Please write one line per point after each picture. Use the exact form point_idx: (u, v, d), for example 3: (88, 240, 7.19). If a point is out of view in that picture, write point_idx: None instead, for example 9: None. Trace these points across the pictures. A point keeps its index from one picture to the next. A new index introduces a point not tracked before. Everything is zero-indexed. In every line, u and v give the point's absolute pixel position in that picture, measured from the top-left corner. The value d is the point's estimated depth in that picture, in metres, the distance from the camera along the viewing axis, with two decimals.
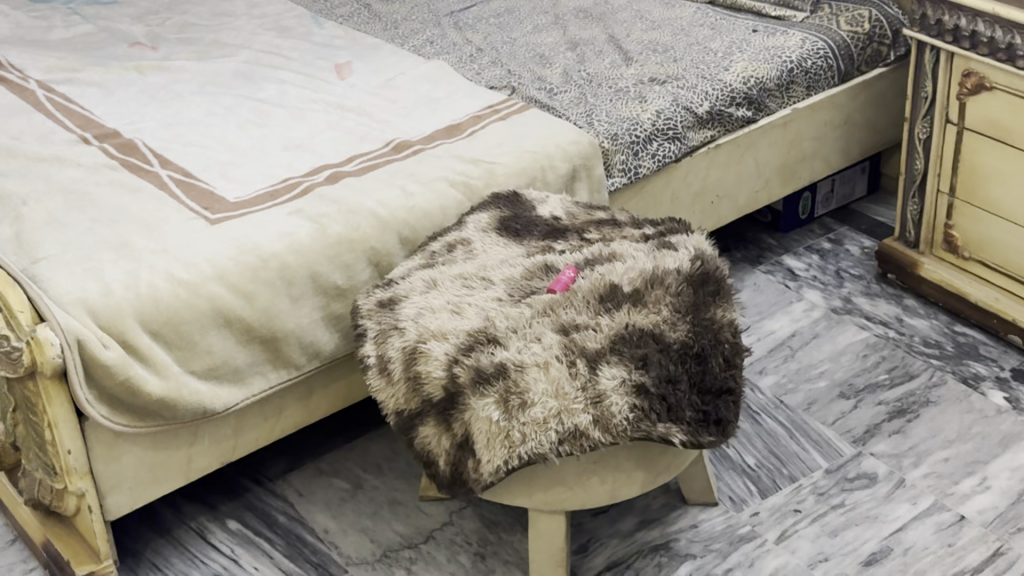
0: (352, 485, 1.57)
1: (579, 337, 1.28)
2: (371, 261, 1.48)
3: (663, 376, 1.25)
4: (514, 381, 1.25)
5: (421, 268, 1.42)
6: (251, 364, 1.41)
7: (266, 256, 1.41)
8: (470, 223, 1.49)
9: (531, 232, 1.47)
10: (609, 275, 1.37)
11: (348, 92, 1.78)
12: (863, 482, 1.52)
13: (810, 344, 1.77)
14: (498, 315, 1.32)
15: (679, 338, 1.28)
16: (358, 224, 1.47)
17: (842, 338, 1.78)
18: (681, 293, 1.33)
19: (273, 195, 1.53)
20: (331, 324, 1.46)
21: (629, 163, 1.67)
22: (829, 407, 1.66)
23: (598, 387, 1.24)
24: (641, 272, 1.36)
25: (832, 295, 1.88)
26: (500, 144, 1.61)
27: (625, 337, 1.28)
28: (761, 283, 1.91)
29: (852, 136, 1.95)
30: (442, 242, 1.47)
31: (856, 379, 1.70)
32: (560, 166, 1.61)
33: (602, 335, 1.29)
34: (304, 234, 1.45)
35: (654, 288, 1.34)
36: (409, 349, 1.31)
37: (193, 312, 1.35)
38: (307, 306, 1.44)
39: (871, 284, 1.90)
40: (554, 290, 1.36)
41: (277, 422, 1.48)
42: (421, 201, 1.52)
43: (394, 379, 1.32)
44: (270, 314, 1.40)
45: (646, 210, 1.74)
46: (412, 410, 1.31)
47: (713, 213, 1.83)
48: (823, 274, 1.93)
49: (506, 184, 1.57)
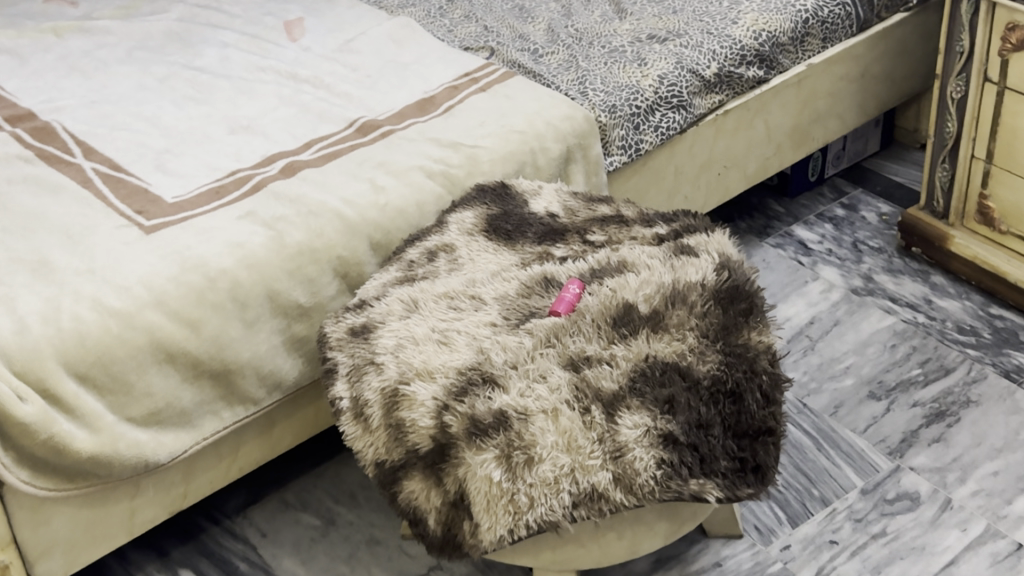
0: (323, 520, 1.37)
1: (592, 375, 1.08)
2: (338, 272, 1.26)
3: (693, 421, 1.06)
4: (518, 434, 1.05)
5: (398, 284, 1.21)
6: (201, 403, 1.19)
7: (213, 273, 1.20)
8: (452, 225, 1.28)
9: (526, 233, 1.26)
10: (621, 292, 1.16)
11: (302, 57, 1.55)
12: (905, 505, 1.34)
13: (832, 334, 1.58)
14: (493, 347, 1.12)
15: (709, 373, 1.09)
16: (320, 228, 1.26)
17: (866, 326, 1.59)
18: (707, 314, 1.13)
19: (219, 192, 1.31)
20: (293, 348, 1.24)
21: (629, 138, 1.45)
22: (859, 411, 1.47)
23: (617, 439, 1.04)
24: (659, 288, 1.16)
25: (851, 272, 1.68)
26: (482, 123, 1.39)
27: (645, 373, 1.08)
28: (772, 259, 1.71)
29: (870, 90, 1.74)
30: (421, 249, 1.26)
31: (886, 376, 1.52)
32: (552, 148, 1.38)
33: (618, 373, 1.09)
34: (257, 244, 1.23)
35: (676, 308, 1.14)
36: (388, 392, 1.11)
37: (127, 348, 1.13)
38: (265, 330, 1.22)
39: (894, 257, 1.71)
40: (557, 312, 1.15)
41: (233, 462, 1.27)
42: (394, 197, 1.30)
43: (372, 426, 1.11)
44: (220, 343, 1.19)
45: (647, 191, 1.53)
46: (395, 462, 1.11)
47: (720, 185, 1.62)
48: (839, 247, 1.73)
49: (491, 172, 1.35)
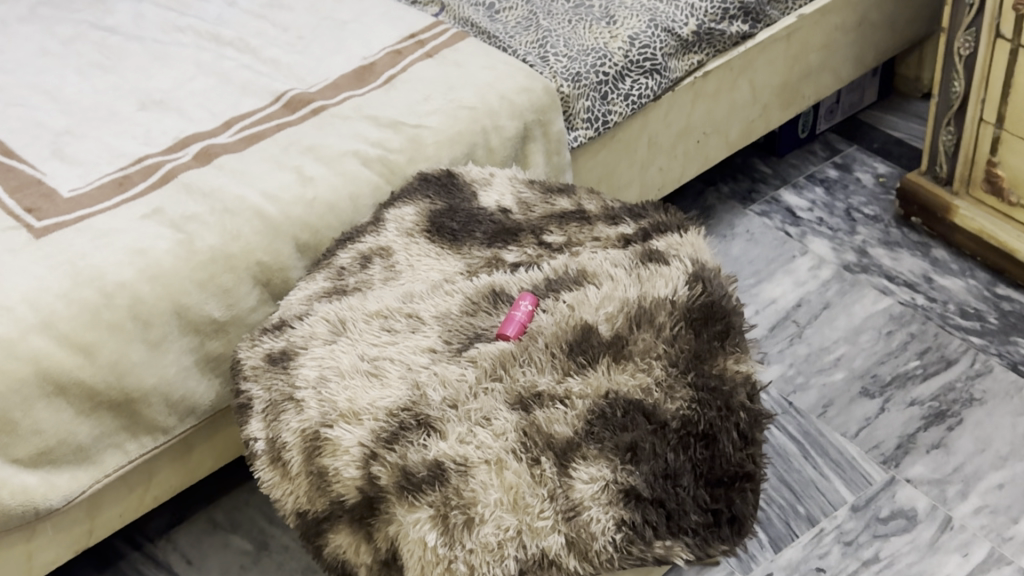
0: (255, 545, 1.24)
1: (543, 418, 0.93)
2: (259, 280, 1.10)
3: (659, 470, 0.91)
4: (456, 491, 0.89)
5: (326, 298, 1.06)
6: (101, 437, 1.05)
7: (111, 289, 1.04)
8: (390, 222, 1.12)
9: (474, 233, 1.10)
10: (579, 310, 1.01)
11: (225, 15, 1.39)
12: (900, 526, 1.21)
13: (821, 319, 1.43)
14: (430, 381, 0.97)
15: (678, 413, 0.94)
16: (237, 229, 1.10)
17: (859, 309, 1.44)
18: (677, 339, 0.98)
19: (124, 184, 1.15)
20: (208, 368, 1.09)
21: (596, 109, 1.29)
22: (850, 411, 1.33)
23: (571, 496, 0.89)
24: (623, 306, 1.01)
25: (843, 246, 1.53)
26: (427, 97, 1.22)
27: (604, 415, 0.93)
28: (757, 230, 1.56)
29: (867, 40, 1.57)
30: (353, 252, 1.10)
31: (880, 369, 1.37)
32: (507, 126, 1.22)
33: (573, 414, 0.94)
34: (163, 252, 1.07)
35: (641, 331, 0.99)
36: (309, 434, 0.96)
37: (9, 381, 0.98)
38: (174, 350, 1.07)
39: (891, 227, 1.55)
40: (506, 334, 1.00)
41: (145, 492, 1.13)
42: (323, 189, 1.14)
43: (292, 473, 0.97)
44: (121, 370, 1.04)
45: (617, 165, 1.36)
46: (319, 513, 0.96)
47: (699, 153, 1.45)
48: (831, 216, 1.58)
49: (435, 156, 1.19)
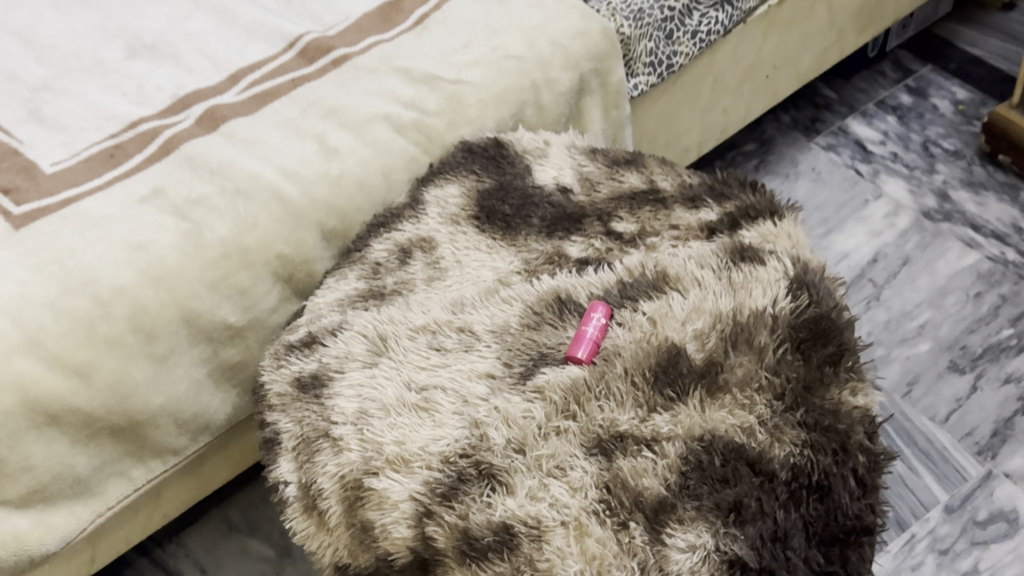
0: (277, 551, 1.10)
1: (627, 468, 0.79)
2: (279, 276, 0.94)
3: (768, 532, 0.76)
4: (528, 560, 0.74)
5: (362, 301, 0.90)
6: (103, 464, 0.90)
7: (108, 297, 0.86)
8: (430, 206, 0.95)
9: (530, 219, 0.94)
10: (662, 327, 0.86)
11: None
12: (1001, 530, 1.08)
13: (901, 278, 1.28)
14: (490, 419, 0.82)
15: (787, 461, 0.79)
16: (253, 217, 0.93)
17: (942, 267, 1.29)
18: (782, 366, 0.83)
19: (116, 155, 0.96)
20: (223, 379, 0.94)
21: (660, 50, 1.11)
22: (938, 390, 1.19)
23: (665, 570, 0.73)
24: (715, 321, 0.86)
25: (922, 187, 1.37)
26: (467, 43, 1.04)
27: (701, 465, 0.79)
28: (823, 169, 1.40)
29: None
30: (389, 244, 0.94)
31: (970, 339, 1.23)
32: (560, 79, 1.05)
33: (664, 465, 0.79)
34: (166, 249, 0.89)
35: (738, 356, 0.84)
36: (350, 482, 0.81)
37: None
38: (184, 363, 0.91)
39: (974, 164, 1.39)
40: (577, 357, 0.85)
41: (153, 511, 0.99)
42: (350, 163, 0.97)
43: (330, 524, 0.82)
44: (123, 392, 0.88)
45: (679, 110, 1.20)
46: (363, 568, 0.82)
47: (767, 89, 1.29)
48: (906, 150, 1.42)
49: (480, 121, 1.02)
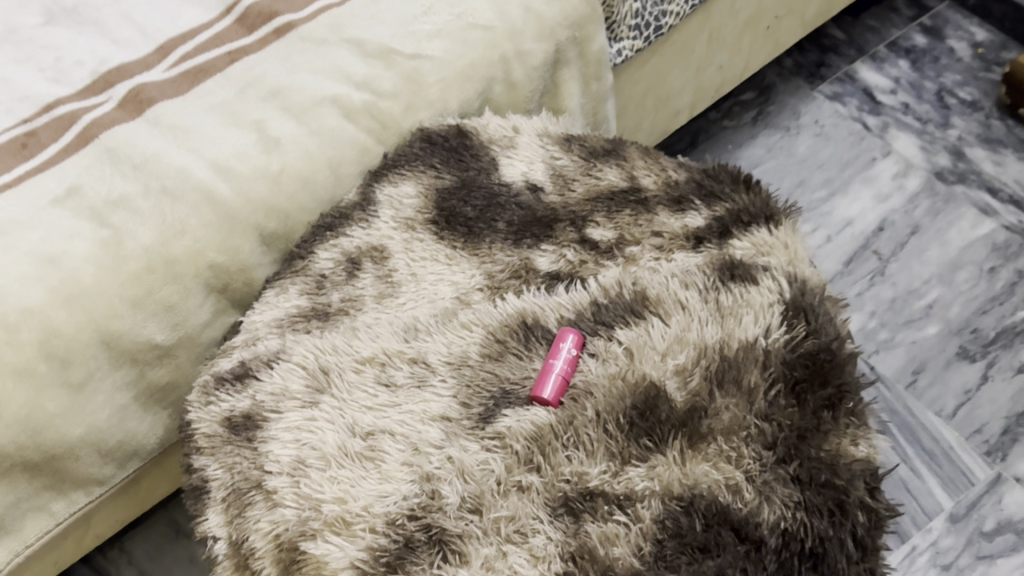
0: None
1: (597, 535, 0.69)
2: (213, 287, 0.84)
3: None
4: None
5: (305, 319, 0.81)
6: (18, 502, 0.80)
7: (15, 320, 0.75)
8: (383, 207, 0.85)
9: (495, 224, 0.84)
10: (640, 360, 0.76)
11: None
12: (1008, 543, 1.00)
13: (909, 249, 1.18)
14: (443, 471, 0.72)
15: (777, 526, 0.69)
16: (181, 221, 0.82)
17: (955, 237, 1.19)
18: (773, 411, 0.73)
19: (27, 147, 0.82)
20: (152, 401, 0.85)
21: (647, 12, 0.99)
22: (946, 380, 1.09)
23: None
24: (700, 356, 0.75)
25: (935, 144, 1.26)
26: (428, 10, 0.91)
27: (680, 532, 0.69)
28: (827, 123, 1.29)
29: None
30: (336, 253, 0.83)
31: (982, 321, 1.13)
32: (534, 52, 0.93)
33: (637, 531, 0.70)
34: (82, 263, 0.78)
35: (725, 397, 0.74)
36: (285, 543, 0.72)
37: None
38: (105, 389, 0.81)
39: (993, 118, 1.28)
40: (543, 398, 0.75)
41: (83, 535, 0.90)
42: (293, 155, 0.85)
43: None
44: (36, 426, 0.78)
45: (670, 69, 1.08)
46: None
47: (767, 41, 1.17)
48: (919, 101, 1.31)
49: (442, 104, 0.92)
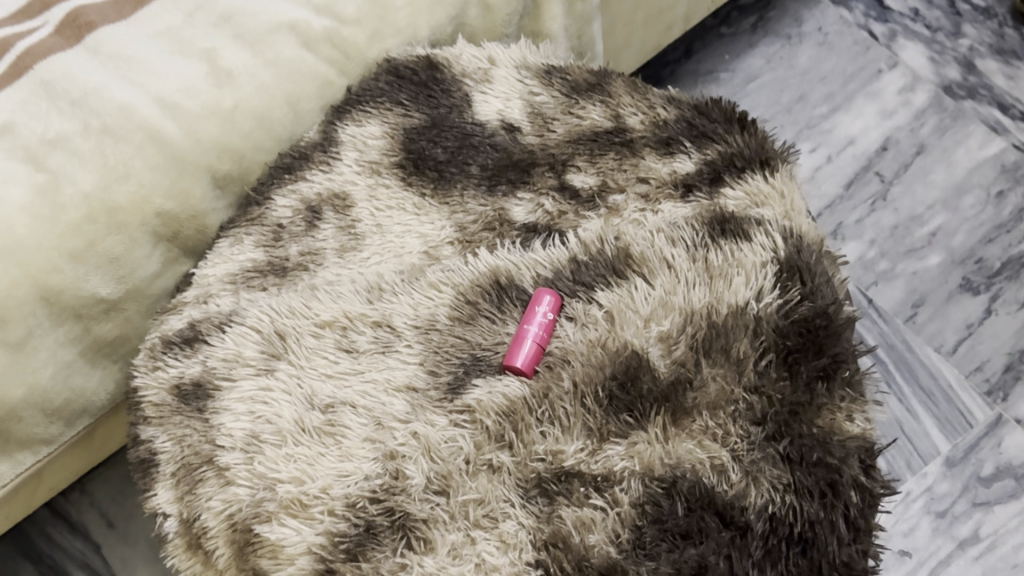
0: None
1: (571, 521, 0.64)
2: (161, 236, 0.78)
3: None
4: None
5: (262, 275, 0.75)
6: None
7: None
8: (346, 147, 0.78)
9: (468, 168, 0.77)
10: (621, 326, 0.70)
11: None
12: (1006, 490, 0.96)
13: (913, 171, 1.11)
14: (408, 449, 0.67)
15: (764, 511, 0.65)
16: (124, 165, 0.74)
17: (962, 158, 1.12)
18: (763, 384, 0.68)
19: None
20: (98, 356, 0.79)
21: None
22: (947, 315, 1.04)
23: None
24: (686, 323, 0.70)
25: (945, 55, 1.19)
26: None
27: (661, 518, 0.65)
28: (833, 32, 1.21)
29: None
30: (294, 200, 0.76)
31: (988, 250, 1.07)
32: None
33: (615, 516, 0.65)
34: (13, 211, 0.71)
35: (712, 368, 0.68)
36: (239, 524, 0.67)
37: None
38: (46, 346, 0.75)
39: (1007, 26, 1.21)
40: (516, 367, 0.70)
41: (34, 490, 0.85)
42: (246, 89, 0.78)
43: (218, 566, 0.69)
44: None
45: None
46: None
47: None
48: (929, 7, 1.23)
49: (411, 32, 0.84)
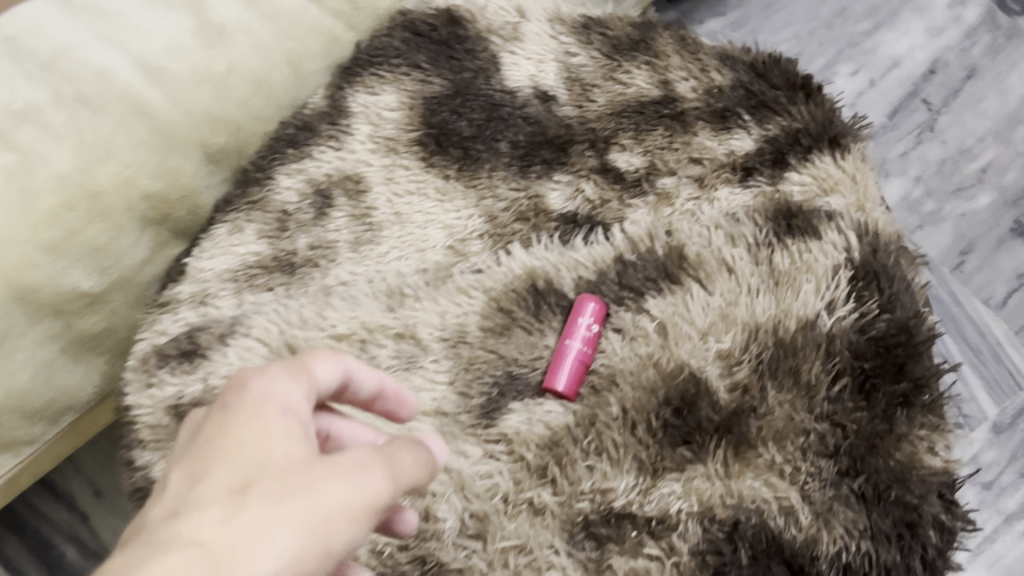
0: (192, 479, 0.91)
1: (624, 573, 0.57)
2: (149, 220, 0.68)
3: None
4: None
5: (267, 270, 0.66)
6: None
7: None
8: (358, 117, 0.69)
9: (497, 144, 0.68)
10: (676, 344, 0.62)
11: None
12: None
13: (962, 98, 1.03)
14: (441, 487, 0.60)
15: (838, 563, 0.58)
16: (107, 143, 0.63)
17: (1015, 84, 1.03)
18: (836, 412, 0.61)
19: None
20: (82, 352, 0.70)
21: None
22: (997, 263, 0.96)
23: None
24: (750, 339, 0.62)
25: None
26: None
27: (723, 570, 0.57)
28: None
29: None
30: (301, 181, 0.67)
31: None
32: None
33: (673, 567, 0.57)
34: None
35: (780, 393, 0.61)
36: None
37: None
38: (23, 349, 0.65)
39: None
40: (557, 390, 0.62)
41: (15, 483, 0.77)
42: (242, 50, 0.68)
43: None
44: None
45: None
46: None
47: None
48: None
49: None
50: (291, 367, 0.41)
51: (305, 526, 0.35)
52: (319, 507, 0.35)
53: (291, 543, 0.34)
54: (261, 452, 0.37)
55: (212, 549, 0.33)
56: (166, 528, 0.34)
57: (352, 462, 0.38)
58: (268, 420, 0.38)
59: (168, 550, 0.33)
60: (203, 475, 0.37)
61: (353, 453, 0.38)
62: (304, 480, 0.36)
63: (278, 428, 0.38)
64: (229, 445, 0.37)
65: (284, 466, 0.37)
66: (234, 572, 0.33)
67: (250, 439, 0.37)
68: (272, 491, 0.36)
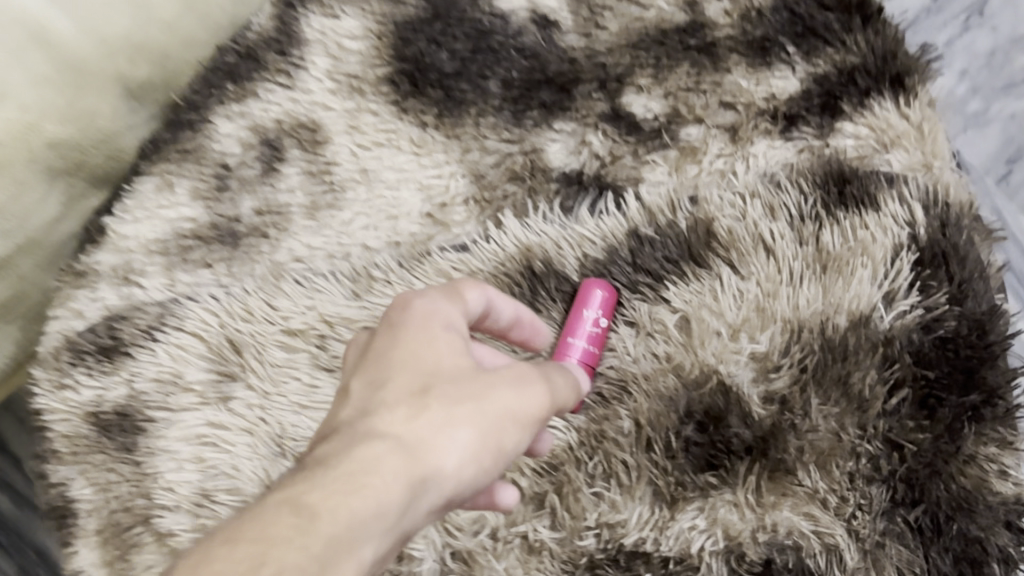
0: None
1: None
2: (59, 173, 0.52)
3: None
4: None
5: (203, 240, 0.56)
6: None
7: None
8: (315, 48, 0.59)
9: (486, 82, 0.58)
10: (701, 344, 0.52)
11: None
12: None
13: None
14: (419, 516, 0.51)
15: None
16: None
17: None
18: (893, 431, 0.50)
19: None
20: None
21: None
22: None
23: None
24: (791, 339, 0.51)
25: None
26: None
27: None
28: None
29: None
30: (248, 126, 0.58)
31: None
32: None
33: None
34: None
35: (827, 406, 0.50)
36: None
37: None
38: None
39: None
40: None
41: None
42: None
43: None
44: None
45: None
46: None
47: None
48: None
49: None
50: (453, 290, 0.42)
51: (479, 430, 0.37)
52: (491, 415, 0.38)
53: (470, 441, 0.37)
54: (435, 358, 0.39)
55: (406, 444, 0.36)
56: (362, 424, 0.37)
57: (515, 375, 0.40)
58: (436, 328, 0.40)
59: (371, 438, 0.36)
60: (382, 375, 0.39)
61: (515, 367, 0.41)
62: (472, 391, 0.38)
63: (447, 346, 0.40)
64: (401, 345, 0.39)
65: (458, 373, 0.39)
66: (428, 469, 0.36)
67: (419, 347, 0.39)
68: (451, 396, 0.38)
